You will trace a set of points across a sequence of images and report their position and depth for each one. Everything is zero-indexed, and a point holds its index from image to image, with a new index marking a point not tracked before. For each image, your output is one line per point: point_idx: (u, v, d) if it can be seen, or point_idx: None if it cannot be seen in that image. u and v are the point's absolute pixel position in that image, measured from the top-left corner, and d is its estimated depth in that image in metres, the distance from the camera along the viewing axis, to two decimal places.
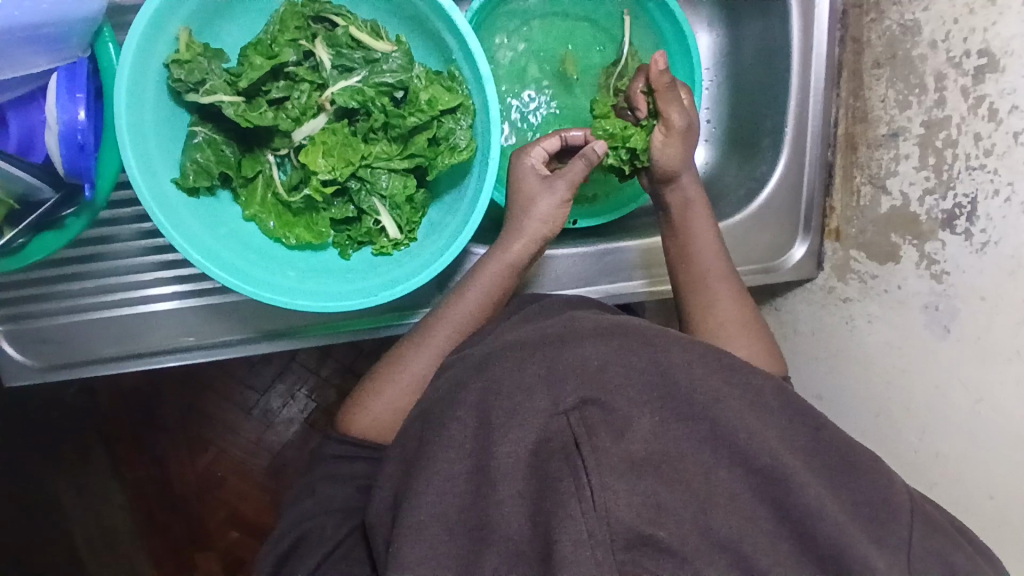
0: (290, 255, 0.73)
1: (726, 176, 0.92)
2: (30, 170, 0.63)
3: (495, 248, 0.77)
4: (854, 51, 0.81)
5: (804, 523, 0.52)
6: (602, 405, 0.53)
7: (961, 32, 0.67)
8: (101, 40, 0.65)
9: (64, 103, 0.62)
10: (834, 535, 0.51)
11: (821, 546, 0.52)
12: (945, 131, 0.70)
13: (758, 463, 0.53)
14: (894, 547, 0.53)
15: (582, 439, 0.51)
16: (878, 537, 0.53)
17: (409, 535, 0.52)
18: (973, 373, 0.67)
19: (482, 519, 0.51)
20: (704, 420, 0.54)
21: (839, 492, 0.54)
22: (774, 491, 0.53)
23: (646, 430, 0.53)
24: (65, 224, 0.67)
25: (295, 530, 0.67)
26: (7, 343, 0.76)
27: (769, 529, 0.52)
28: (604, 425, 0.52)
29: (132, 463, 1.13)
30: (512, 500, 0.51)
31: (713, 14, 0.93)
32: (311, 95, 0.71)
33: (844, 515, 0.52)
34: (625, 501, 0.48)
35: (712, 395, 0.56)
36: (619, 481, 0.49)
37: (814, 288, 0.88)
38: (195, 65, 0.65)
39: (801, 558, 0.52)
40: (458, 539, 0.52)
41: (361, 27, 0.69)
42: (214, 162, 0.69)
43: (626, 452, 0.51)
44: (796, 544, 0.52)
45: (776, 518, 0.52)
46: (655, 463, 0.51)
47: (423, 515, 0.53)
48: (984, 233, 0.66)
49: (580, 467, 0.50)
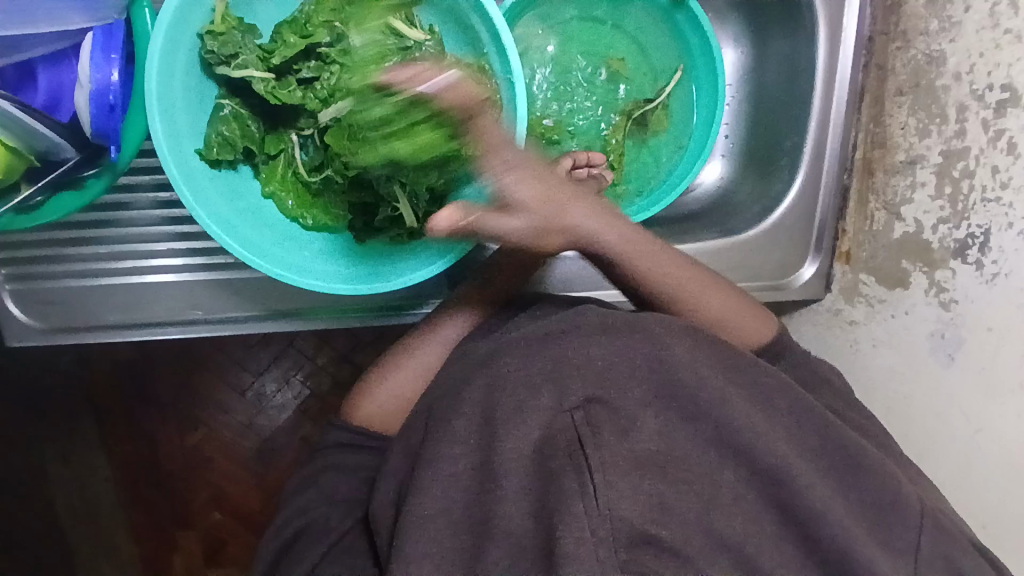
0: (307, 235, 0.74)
1: (739, 192, 0.93)
2: (55, 128, 0.62)
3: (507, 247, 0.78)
4: (877, 77, 0.82)
5: (806, 526, 0.53)
6: (607, 405, 0.53)
7: (986, 66, 0.68)
8: (138, 5, 0.64)
9: (98, 63, 0.61)
10: (840, 538, 0.53)
11: (824, 550, 0.53)
12: (964, 162, 0.71)
13: (763, 464, 0.54)
14: (900, 551, 0.54)
15: (586, 439, 0.51)
16: (881, 543, 0.54)
17: (413, 529, 0.53)
18: (974, 403, 0.68)
19: (486, 514, 0.52)
20: (708, 419, 0.54)
21: (848, 494, 0.55)
22: (780, 493, 0.54)
23: (651, 429, 0.53)
24: (85, 184, 0.67)
25: (299, 519, 0.67)
26: (12, 301, 0.75)
27: (772, 532, 0.53)
28: (608, 425, 0.52)
29: (121, 437, 1.12)
30: (516, 497, 0.51)
31: (740, 31, 0.92)
32: (340, 77, 0.69)
33: (848, 523, 0.53)
34: (630, 501, 0.49)
35: (718, 393, 0.55)
36: (623, 481, 0.49)
37: (821, 308, 0.89)
38: (231, 38, 0.66)
39: (804, 561, 0.53)
40: (461, 536, 0.53)
41: (396, 14, 0.70)
42: (239, 136, 0.70)
43: (631, 451, 0.51)
44: (801, 547, 0.54)
45: (778, 521, 0.54)
46: (660, 463, 0.51)
47: (429, 509, 0.54)
48: (996, 264, 0.67)
49: (584, 467, 0.49)
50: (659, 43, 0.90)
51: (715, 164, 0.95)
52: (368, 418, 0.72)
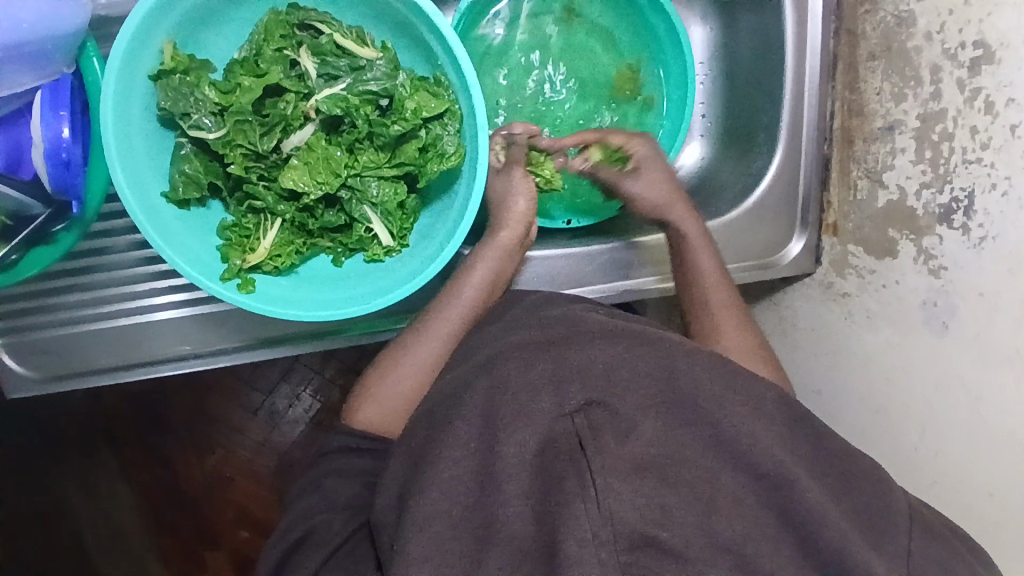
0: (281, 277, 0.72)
1: (722, 172, 0.91)
2: (20, 188, 0.64)
3: (484, 239, 0.79)
4: (849, 42, 0.80)
5: (805, 528, 0.52)
6: (606, 408, 0.52)
7: (956, 23, 0.66)
8: (86, 54, 0.66)
9: (48, 120, 0.63)
10: (836, 541, 0.51)
11: (823, 551, 0.51)
12: (942, 124, 0.69)
13: (763, 469, 0.52)
14: (893, 555, 0.53)
15: (586, 441, 0.50)
16: (875, 543, 0.53)
17: (414, 533, 0.51)
18: (972, 372, 0.67)
19: (487, 518, 0.50)
20: (707, 424, 0.53)
21: (839, 501, 0.54)
22: (780, 499, 0.52)
23: (650, 433, 0.52)
24: (55, 238, 0.68)
25: (303, 524, 0.67)
26: (6, 355, 0.77)
27: (772, 534, 0.52)
28: (609, 427, 0.51)
29: (140, 464, 1.14)
30: (517, 501, 0.50)
31: (706, 7, 0.91)
32: (297, 104, 0.69)
33: (846, 523, 0.52)
34: (630, 502, 0.48)
35: (715, 399, 0.55)
36: (624, 483, 0.48)
37: (813, 282, 0.87)
38: (182, 76, 0.66)
39: (801, 562, 0.51)
40: (463, 538, 0.51)
41: (346, 34, 0.69)
42: (203, 172, 0.69)
43: (631, 454, 0.50)
44: (798, 548, 0.52)
45: (780, 523, 0.52)
46: (659, 465, 0.50)
47: (431, 510, 0.52)
48: (982, 228, 0.65)
49: (585, 470, 0.48)
50: (625, 27, 0.89)
51: (693, 145, 0.95)
52: (368, 421, 0.73)
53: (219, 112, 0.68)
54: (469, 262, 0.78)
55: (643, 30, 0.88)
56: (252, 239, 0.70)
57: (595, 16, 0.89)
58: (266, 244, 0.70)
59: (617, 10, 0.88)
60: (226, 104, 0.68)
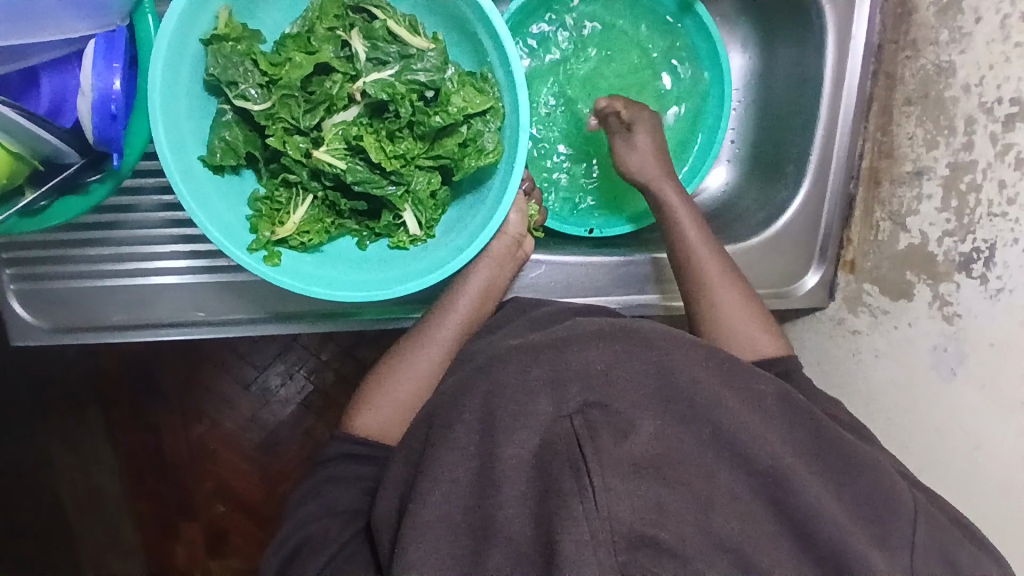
0: (303, 256, 0.72)
1: (745, 199, 0.93)
2: (58, 134, 0.63)
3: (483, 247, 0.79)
4: (886, 86, 0.81)
5: (803, 533, 0.52)
6: (604, 407, 0.51)
7: (995, 79, 0.67)
8: (142, 11, 0.66)
9: (101, 72, 0.63)
10: (834, 536, 0.52)
11: (821, 546, 0.52)
12: (971, 175, 0.70)
13: (760, 464, 0.52)
14: (894, 549, 0.54)
15: (585, 441, 0.49)
16: (879, 538, 0.54)
17: (412, 535, 0.51)
18: (974, 419, 0.68)
19: (485, 520, 0.50)
20: (704, 420, 0.53)
21: (840, 491, 0.55)
22: (776, 492, 0.52)
23: (649, 431, 0.51)
24: (87, 189, 0.68)
25: (299, 534, 0.66)
26: (17, 300, 0.76)
27: (770, 529, 0.51)
28: (607, 427, 0.50)
29: (127, 426, 1.14)
30: (515, 502, 0.50)
31: (748, 35, 0.93)
32: (343, 85, 0.70)
33: (847, 517, 0.53)
34: (628, 503, 0.47)
35: (714, 396, 0.54)
36: (621, 481, 0.48)
37: (825, 316, 0.89)
38: (233, 44, 0.66)
39: (801, 558, 0.52)
40: (461, 542, 0.51)
41: (400, 22, 0.70)
42: (242, 141, 0.69)
43: (629, 453, 0.49)
44: (797, 543, 0.52)
45: (778, 518, 0.52)
46: (657, 464, 0.50)
47: (429, 515, 0.51)
48: (1000, 279, 0.66)
49: (583, 467, 0.48)
50: (671, 48, 0.90)
51: (720, 169, 0.96)
52: (366, 430, 0.72)
53: (266, 84, 0.68)
54: (467, 270, 0.78)
55: (688, 61, 0.90)
56: (281, 213, 0.70)
57: (645, 40, 0.90)
58: (295, 219, 0.70)
59: (665, 37, 0.90)
60: (274, 77, 0.68)
